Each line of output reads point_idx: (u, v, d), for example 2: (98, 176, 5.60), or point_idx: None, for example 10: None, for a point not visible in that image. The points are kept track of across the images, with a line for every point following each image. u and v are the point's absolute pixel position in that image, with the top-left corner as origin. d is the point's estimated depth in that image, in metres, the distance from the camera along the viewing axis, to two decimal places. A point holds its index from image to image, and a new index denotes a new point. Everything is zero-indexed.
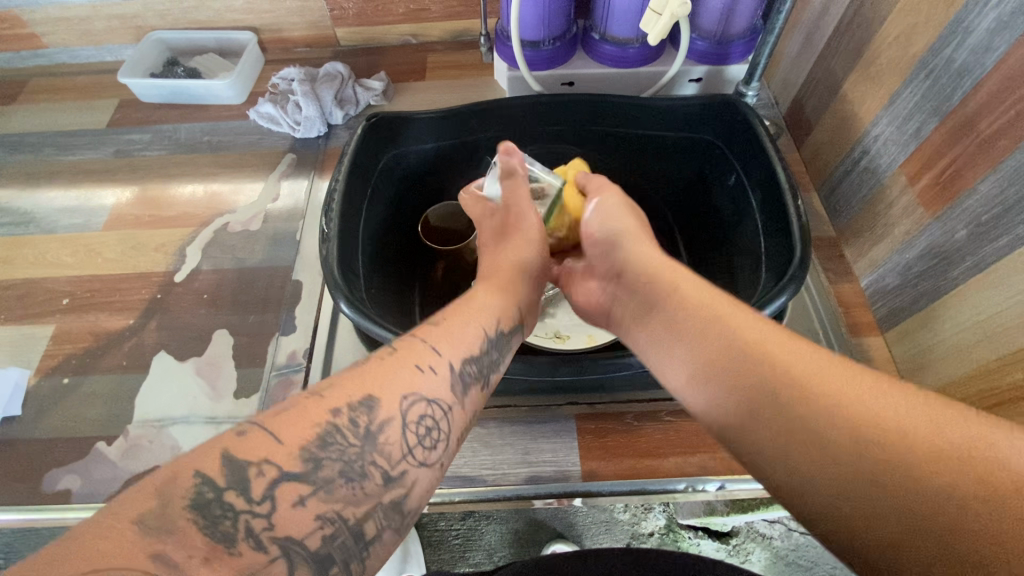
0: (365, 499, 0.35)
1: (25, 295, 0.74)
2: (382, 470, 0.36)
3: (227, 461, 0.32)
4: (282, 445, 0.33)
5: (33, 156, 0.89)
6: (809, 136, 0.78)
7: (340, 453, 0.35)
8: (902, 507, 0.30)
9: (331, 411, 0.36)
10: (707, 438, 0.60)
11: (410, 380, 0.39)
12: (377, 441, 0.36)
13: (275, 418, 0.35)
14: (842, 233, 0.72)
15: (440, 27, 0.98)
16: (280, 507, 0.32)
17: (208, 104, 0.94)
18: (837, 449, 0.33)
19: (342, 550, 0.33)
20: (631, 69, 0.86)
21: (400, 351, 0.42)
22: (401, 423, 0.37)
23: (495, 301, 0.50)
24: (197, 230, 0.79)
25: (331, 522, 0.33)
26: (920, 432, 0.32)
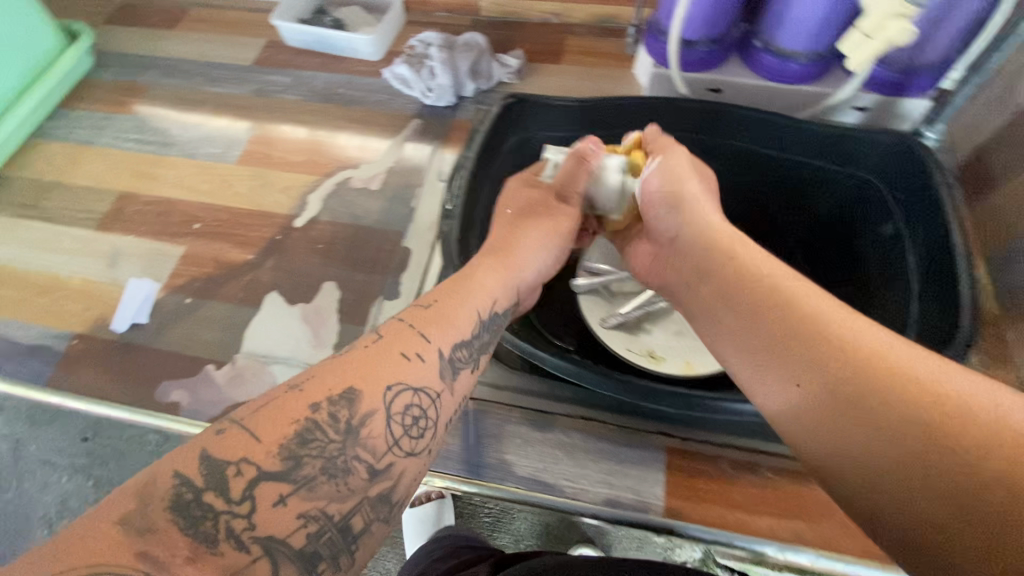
0: (349, 495, 0.34)
1: (163, 213, 0.80)
2: (367, 465, 0.35)
3: (206, 461, 0.32)
4: (261, 443, 0.33)
5: (184, 82, 0.95)
6: (988, 197, 0.68)
7: (320, 450, 0.34)
8: (933, 507, 0.29)
9: (310, 405, 0.35)
10: (809, 506, 0.55)
11: (396, 367, 0.38)
12: (360, 435, 0.35)
13: (256, 411, 0.34)
14: (1008, 314, 0.64)
15: (586, 10, 0.94)
16: (258, 507, 0.32)
17: (346, 57, 0.95)
18: (857, 404, 0.32)
19: (328, 545, 0.33)
20: (791, 86, 0.79)
21: (386, 336, 0.40)
22: (383, 416, 0.36)
23: (498, 281, 0.48)
24: (321, 180, 0.82)
25: (315, 519, 0.33)
26: (965, 419, 0.29)
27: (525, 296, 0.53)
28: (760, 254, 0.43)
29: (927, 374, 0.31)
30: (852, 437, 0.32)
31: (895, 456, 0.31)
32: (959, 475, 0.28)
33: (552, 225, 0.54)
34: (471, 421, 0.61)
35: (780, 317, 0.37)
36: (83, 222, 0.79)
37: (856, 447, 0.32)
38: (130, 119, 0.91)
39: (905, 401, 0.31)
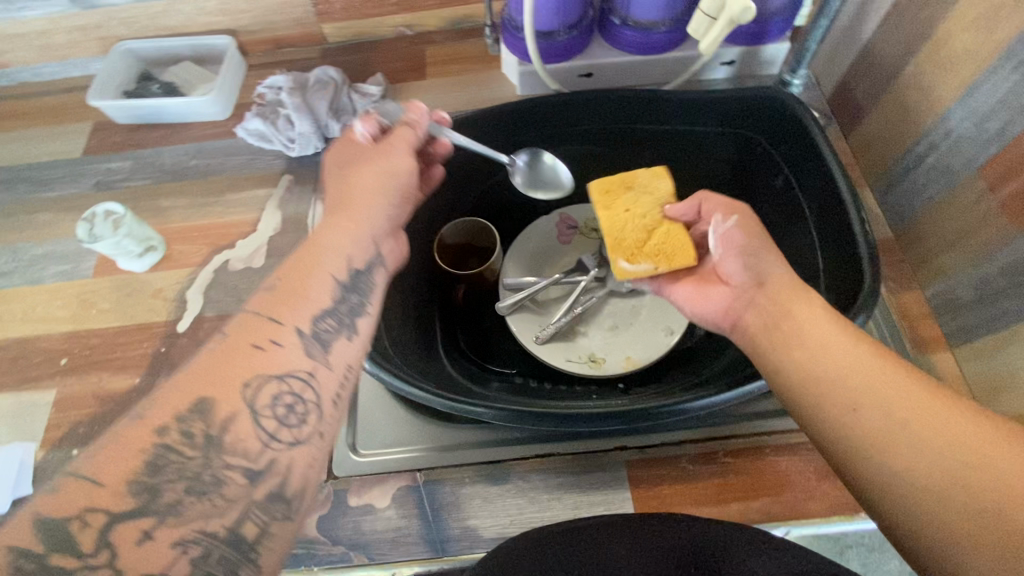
0: (228, 505, 0.35)
1: (21, 356, 0.70)
2: (242, 470, 0.36)
3: (41, 525, 0.32)
4: (104, 486, 0.33)
5: (7, 194, 0.83)
6: (859, 124, 0.73)
7: (181, 469, 0.35)
8: (930, 472, 0.38)
9: (155, 432, 0.35)
10: (769, 480, 0.57)
11: (253, 362, 0.39)
12: (224, 441, 0.36)
13: (194, 369, 0.38)
14: (901, 235, 0.68)
15: (437, 15, 0.87)
16: (119, 552, 0.32)
17: (191, 122, 0.86)
18: (880, 432, 0.40)
19: (222, 560, 0.34)
20: (657, 55, 0.77)
21: (235, 335, 0.40)
22: (248, 414, 0.37)
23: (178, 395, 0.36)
24: (196, 271, 0.74)
25: (193, 544, 0.34)
26: (922, 428, 0.39)
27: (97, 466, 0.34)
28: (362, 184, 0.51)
29: (873, 382, 0.42)
30: (835, 407, 0.42)
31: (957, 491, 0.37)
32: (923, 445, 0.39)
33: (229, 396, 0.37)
34: (424, 494, 0.58)
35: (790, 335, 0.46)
36: None
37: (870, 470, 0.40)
38: None
39: (880, 421, 0.40)
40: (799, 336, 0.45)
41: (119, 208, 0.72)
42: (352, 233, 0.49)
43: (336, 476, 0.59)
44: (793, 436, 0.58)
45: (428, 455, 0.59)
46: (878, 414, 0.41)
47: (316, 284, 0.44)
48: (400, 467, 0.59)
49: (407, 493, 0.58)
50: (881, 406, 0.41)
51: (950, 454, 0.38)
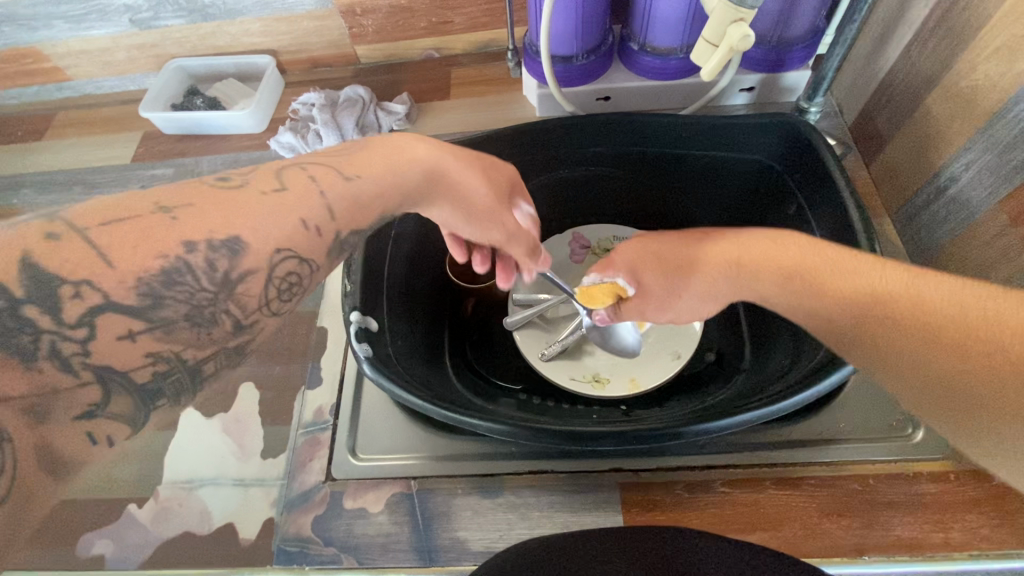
0: (209, 343, 0.33)
1: None
2: (234, 317, 0.34)
3: (29, 270, 0.28)
4: (114, 268, 0.30)
5: (62, 195, 0.90)
6: (880, 154, 0.72)
7: (188, 294, 0.32)
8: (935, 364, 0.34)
9: (182, 245, 0.32)
10: (769, 514, 0.55)
11: (286, 231, 0.36)
12: (235, 289, 0.34)
13: (250, 192, 0.36)
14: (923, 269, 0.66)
15: (463, 39, 0.91)
16: (98, 338, 0.29)
17: (229, 134, 0.91)
18: (942, 348, 0.34)
19: (173, 385, 0.33)
20: (674, 81, 0.77)
21: (294, 186, 0.38)
22: (264, 275, 0.35)
23: (230, 211, 0.34)
24: None
25: (164, 360, 0.32)
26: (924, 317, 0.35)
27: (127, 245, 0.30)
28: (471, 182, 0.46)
29: (909, 295, 0.36)
30: (886, 340, 0.37)
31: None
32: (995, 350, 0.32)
33: (250, 220, 0.34)
34: (417, 502, 0.59)
35: (806, 285, 0.40)
36: None
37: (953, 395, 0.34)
38: None
39: (934, 338, 0.34)
40: (809, 282, 0.40)
41: None
42: (425, 164, 0.43)
43: (334, 478, 0.61)
44: (796, 470, 0.57)
45: (424, 464, 0.60)
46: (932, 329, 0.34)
47: (372, 192, 0.41)
48: (396, 473, 0.60)
49: (401, 499, 0.59)
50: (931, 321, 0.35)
51: (967, 330, 0.33)
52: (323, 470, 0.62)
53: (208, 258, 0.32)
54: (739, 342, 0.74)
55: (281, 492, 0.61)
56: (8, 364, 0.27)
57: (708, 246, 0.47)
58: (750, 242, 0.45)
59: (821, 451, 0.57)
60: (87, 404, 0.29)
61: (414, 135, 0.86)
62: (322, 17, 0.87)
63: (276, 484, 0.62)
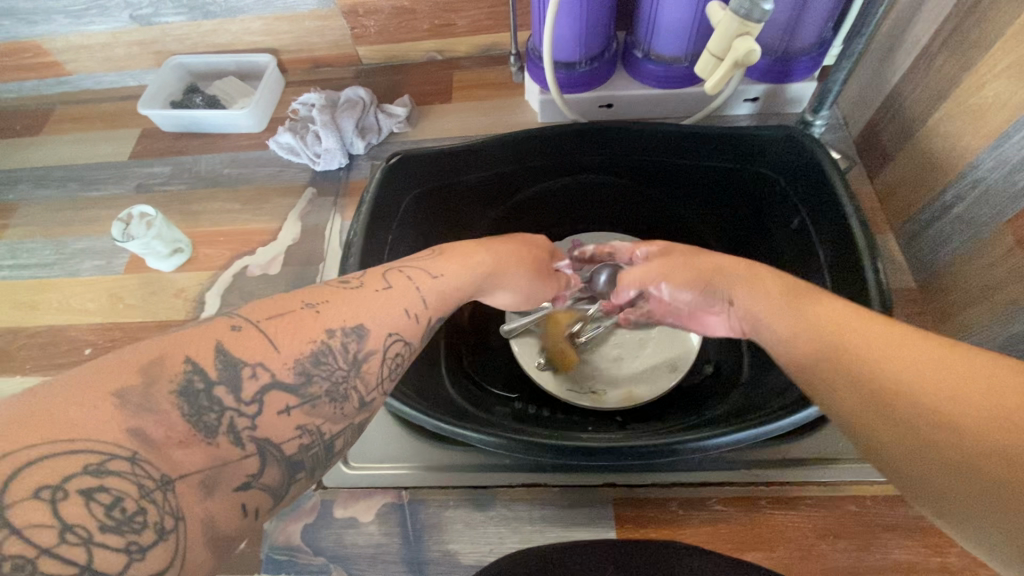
0: (342, 418, 0.38)
1: (51, 343, 0.75)
2: (360, 394, 0.39)
3: (219, 355, 0.34)
4: (279, 351, 0.35)
5: (58, 191, 0.90)
6: (885, 169, 0.71)
7: (329, 373, 0.37)
8: (918, 431, 0.33)
9: (325, 330, 0.38)
10: (764, 534, 0.54)
11: (391, 318, 0.41)
12: (361, 370, 0.39)
13: (365, 290, 0.42)
14: (925, 286, 0.65)
15: (466, 42, 0.90)
16: (265, 411, 0.34)
17: (228, 133, 0.91)
18: (874, 387, 0.35)
19: (312, 457, 0.36)
20: (678, 89, 0.77)
21: (398, 288, 0.43)
22: (379, 357, 0.40)
23: (360, 305, 0.40)
24: (218, 273, 0.78)
25: (308, 432, 0.36)
26: (913, 383, 0.34)
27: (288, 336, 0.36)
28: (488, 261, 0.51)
29: (862, 341, 0.37)
30: (827, 374, 0.39)
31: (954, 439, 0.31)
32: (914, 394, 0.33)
33: (357, 314, 0.40)
34: (409, 512, 0.58)
35: (814, 334, 0.40)
36: None
37: (882, 436, 0.35)
38: (4, 246, 0.86)
39: (874, 376, 0.36)
40: (784, 314, 0.44)
41: (153, 212, 0.77)
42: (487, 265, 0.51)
43: (326, 485, 0.60)
44: (793, 489, 0.56)
45: (415, 474, 0.59)
46: (870, 371, 0.36)
47: (452, 290, 0.47)
48: (387, 482, 0.59)
49: (392, 509, 0.58)
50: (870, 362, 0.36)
51: (947, 405, 0.32)
52: (314, 477, 0.61)
53: (343, 348, 0.38)
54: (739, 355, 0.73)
55: None
56: (192, 438, 0.31)
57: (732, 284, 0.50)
58: (762, 296, 0.47)
59: (818, 471, 0.56)
60: (245, 476, 0.33)
61: (414, 138, 0.85)
62: (323, 17, 0.86)
63: None
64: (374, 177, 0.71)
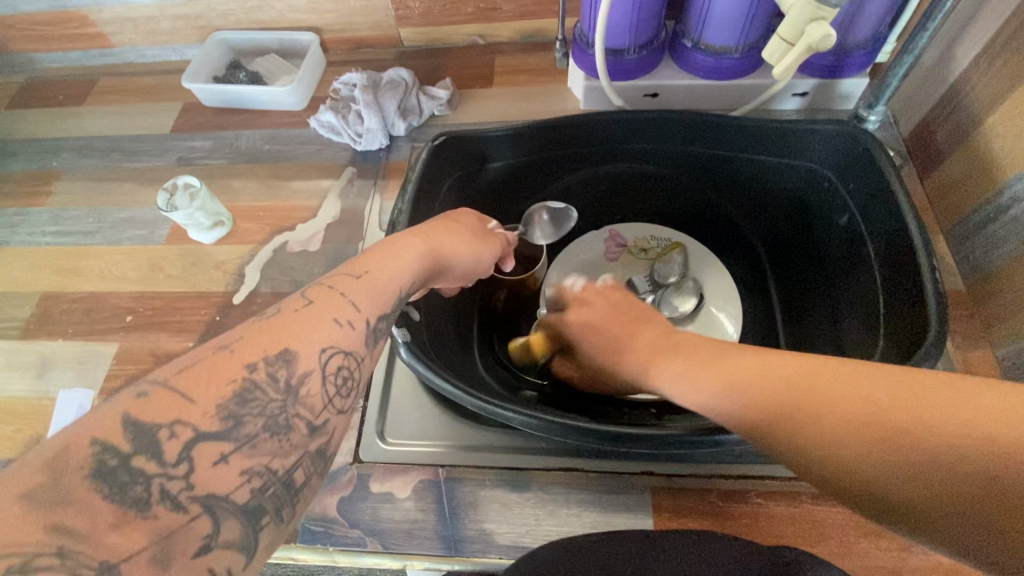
0: (291, 450, 0.34)
1: (91, 309, 0.76)
2: (306, 420, 0.35)
3: (131, 425, 0.29)
4: (196, 403, 0.31)
5: (100, 161, 0.91)
6: (938, 168, 0.69)
7: (261, 408, 0.33)
8: (919, 478, 0.30)
9: (245, 366, 0.33)
10: (804, 530, 0.53)
11: (328, 333, 0.37)
12: (298, 394, 0.34)
13: (290, 312, 0.37)
14: (976, 288, 0.64)
15: (510, 28, 0.90)
16: (198, 467, 0.30)
17: (269, 110, 0.91)
18: (857, 431, 0.32)
19: (272, 499, 0.32)
20: (726, 81, 0.76)
21: (320, 301, 0.39)
22: (320, 376, 0.35)
23: (306, 325, 0.36)
24: (257, 248, 0.78)
25: (257, 475, 0.32)
26: (894, 421, 0.31)
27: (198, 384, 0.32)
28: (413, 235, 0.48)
29: (830, 386, 0.35)
30: (799, 429, 0.35)
31: (954, 468, 0.29)
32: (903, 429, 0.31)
33: (306, 336, 0.36)
34: (443, 490, 0.58)
35: (774, 400, 0.37)
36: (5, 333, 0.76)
37: (882, 489, 0.31)
38: (46, 211, 0.87)
39: (856, 426, 0.33)
40: (737, 373, 0.40)
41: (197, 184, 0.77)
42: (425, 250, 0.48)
43: (362, 461, 0.61)
44: None
45: (451, 453, 0.60)
46: (847, 415, 0.33)
47: (386, 282, 0.43)
48: (423, 460, 0.60)
49: (428, 486, 0.58)
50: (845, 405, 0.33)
51: (938, 435, 0.30)
52: (351, 452, 0.61)
53: (276, 375, 0.34)
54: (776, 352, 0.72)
55: None
56: (127, 517, 0.28)
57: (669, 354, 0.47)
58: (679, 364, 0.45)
59: None
60: (200, 537, 0.30)
61: (454, 122, 0.85)
62: None
63: None
64: (418, 158, 0.71)
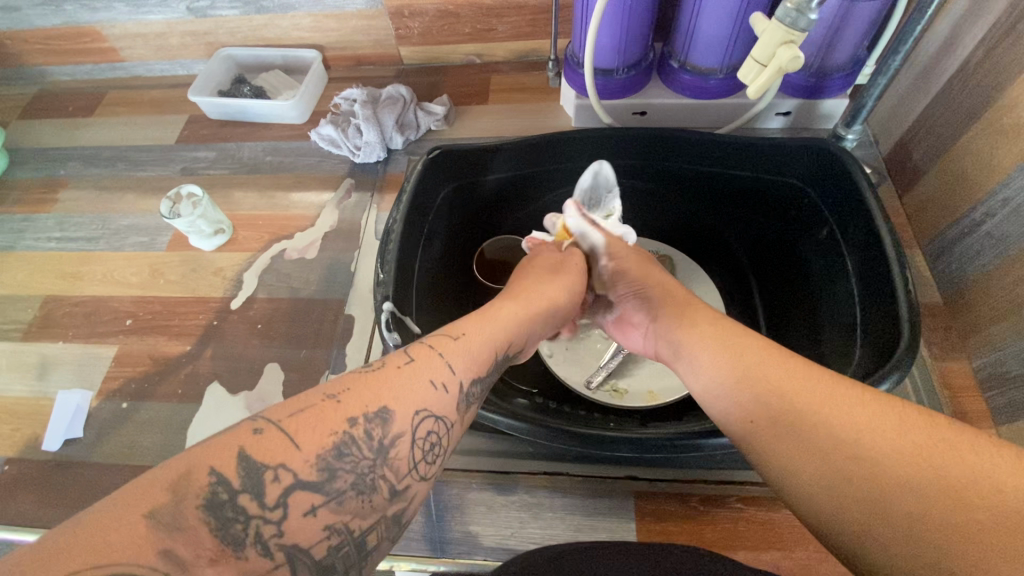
0: (370, 510, 0.33)
1: (92, 312, 0.78)
2: (389, 482, 0.34)
3: (244, 463, 0.30)
4: (301, 450, 0.32)
5: (107, 170, 0.94)
6: (914, 186, 0.72)
7: (353, 465, 0.33)
8: (886, 514, 0.34)
9: (348, 419, 0.34)
10: (782, 535, 0.55)
11: (420, 395, 0.37)
12: (388, 455, 0.34)
13: (384, 369, 0.38)
14: (951, 301, 0.66)
15: (505, 48, 0.93)
16: (289, 515, 0.30)
17: (272, 123, 0.94)
18: (840, 466, 0.37)
19: (344, 559, 0.32)
20: (711, 101, 0.79)
21: (418, 359, 0.39)
22: (411, 439, 0.35)
23: (398, 382, 0.37)
24: (256, 255, 0.81)
25: (337, 533, 0.32)
26: (872, 459, 0.36)
27: (297, 434, 0.32)
28: (518, 302, 0.50)
29: (840, 415, 0.38)
30: (786, 444, 0.40)
31: (914, 527, 0.33)
32: (909, 487, 0.34)
33: (396, 398, 0.36)
34: (431, 493, 0.59)
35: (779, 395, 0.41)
36: (7, 336, 0.78)
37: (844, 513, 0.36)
38: (52, 218, 0.90)
39: (843, 447, 0.37)
40: (768, 382, 0.42)
41: (200, 192, 0.80)
42: (518, 309, 0.49)
43: None
44: None
45: None
46: (843, 448, 0.37)
47: (482, 343, 0.43)
48: None
49: None
50: (865, 444, 0.37)
51: (907, 482, 0.34)
52: None
53: (363, 433, 0.34)
54: None
55: None
56: (223, 555, 0.29)
57: (693, 315, 0.51)
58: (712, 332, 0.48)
59: None
60: None
61: (450, 136, 0.88)
62: (370, 17, 0.90)
63: None
64: (413, 170, 0.74)
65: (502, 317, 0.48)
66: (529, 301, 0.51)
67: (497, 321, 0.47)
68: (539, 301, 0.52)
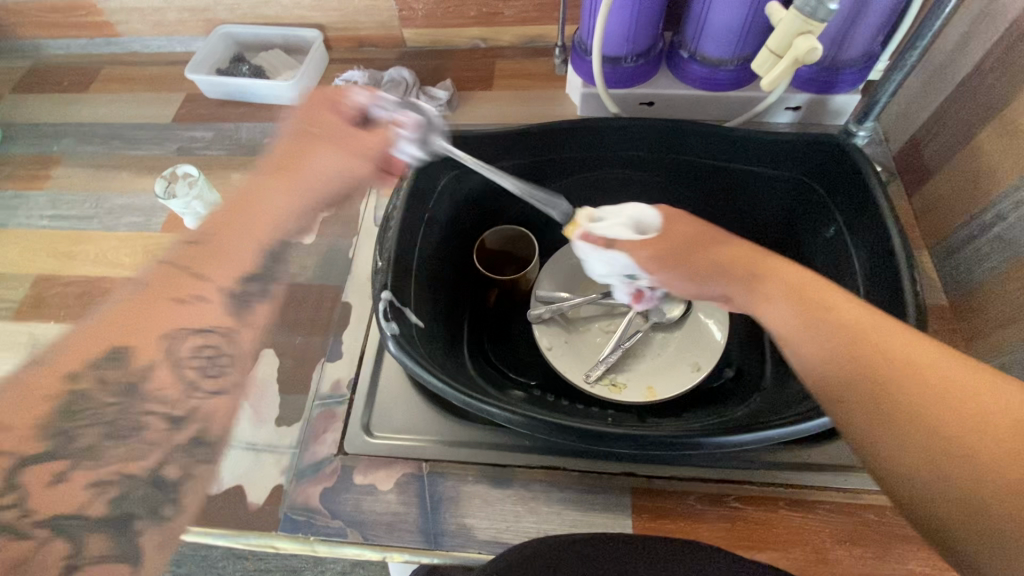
0: (148, 449, 0.40)
1: (85, 293, 0.77)
2: (161, 416, 0.41)
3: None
4: (14, 430, 0.37)
5: (101, 147, 0.92)
6: (924, 186, 0.71)
7: (96, 414, 0.39)
8: (954, 480, 0.34)
9: (66, 376, 0.39)
10: (778, 535, 0.54)
11: (167, 316, 0.44)
12: (141, 392, 0.41)
13: (129, 302, 0.44)
14: (958, 303, 0.65)
15: (511, 33, 0.91)
16: (30, 493, 0.36)
17: (271, 104, 0.92)
18: (909, 421, 0.36)
19: (145, 502, 0.39)
20: (720, 93, 0.77)
21: (159, 283, 0.45)
22: (166, 365, 0.42)
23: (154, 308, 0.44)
24: None
25: (109, 484, 0.38)
26: (943, 419, 0.35)
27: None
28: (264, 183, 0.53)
29: (917, 370, 0.38)
30: (856, 401, 0.39)
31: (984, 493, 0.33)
32: (977, 449, 0.34)
33: (148, 328, 0.42)
34: (426, 485, 0.58)
35: (857, 349, 0.40)
36: None
37: (910, 473, 0.36)
38: (45, 196, 0.88)
39: (915, 404, 0.37)
40: (844, 336, 0.41)
41: (196, 173, 0.78)
42: (288, 205, 0.52)
43: (347, 453, 0.61)
44: (811, 493, 0.56)
45: (435, 448, 0.61)
46: (916, 406, 0.37)
47: (242, 233, 0.50)
48: (409, 454, 0.60)
49: (410, 480, 0.59)
50: (938, 406, 0.36)
51: (979, 446, 0.34)
52: (336, 443, 0.62)
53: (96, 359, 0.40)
54: (761, 360, 0.73)
55: (294, 460, 0.61)
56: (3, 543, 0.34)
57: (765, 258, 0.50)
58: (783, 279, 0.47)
59: (837, 478, 0.57)
60: (60, 553, 0.36)
61: (452, 122, 0.86)
62: None
63: (289, 452, 0.62)
64: None
65: (259, 202, 0.52)
66: (267, 185, 0.53)
67: (251, 215, 0.51)
68: (292, 178, 0.53)
